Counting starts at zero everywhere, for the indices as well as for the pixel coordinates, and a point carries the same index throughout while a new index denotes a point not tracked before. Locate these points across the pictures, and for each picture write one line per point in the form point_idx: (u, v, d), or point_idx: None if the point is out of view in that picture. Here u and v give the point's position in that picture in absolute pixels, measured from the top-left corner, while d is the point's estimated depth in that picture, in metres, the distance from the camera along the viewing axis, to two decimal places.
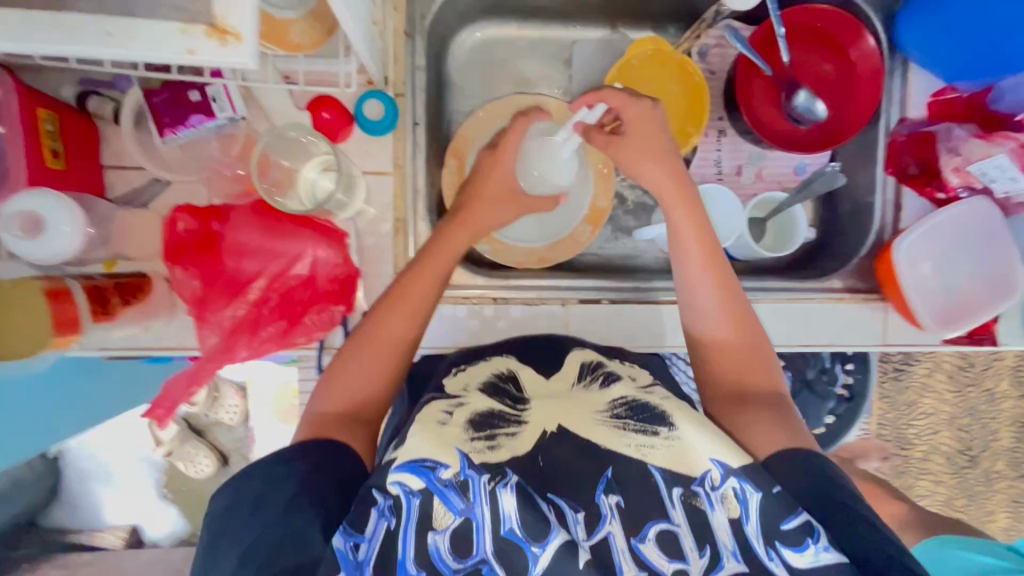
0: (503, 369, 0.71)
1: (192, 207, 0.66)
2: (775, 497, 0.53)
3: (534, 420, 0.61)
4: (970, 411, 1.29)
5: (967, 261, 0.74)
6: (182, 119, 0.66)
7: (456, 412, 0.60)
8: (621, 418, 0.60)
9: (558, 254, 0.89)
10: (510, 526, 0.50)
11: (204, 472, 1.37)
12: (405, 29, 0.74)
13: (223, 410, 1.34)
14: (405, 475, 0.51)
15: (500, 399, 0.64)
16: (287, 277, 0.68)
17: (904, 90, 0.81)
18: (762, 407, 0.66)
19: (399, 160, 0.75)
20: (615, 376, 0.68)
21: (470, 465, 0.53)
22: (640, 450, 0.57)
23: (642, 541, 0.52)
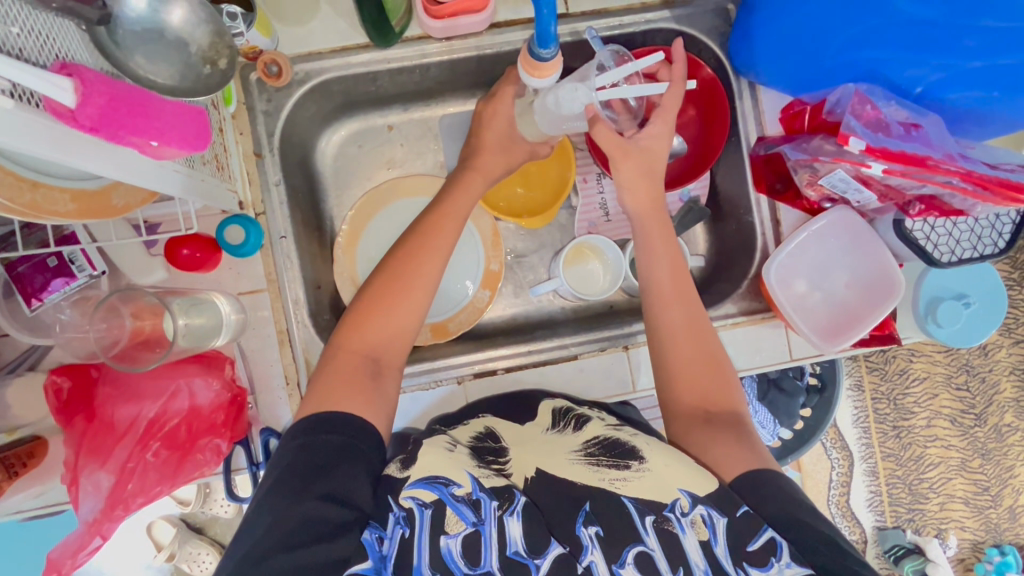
0: (480, 429, 0.72)
1: (66, 367, 0.69)
2: (740, 520, 0.54)
3: (517, 468, 0.64)
4: (964, 368, 1.27)
5: (841, 271, 0.75)
6: (44, 286, 0.67)
7: (459, 445, 0.65)
8: (594, 456, 0.63)
9: (459, 325, 0.89)
10: (515, 548, 0.53)
11: None
12: (254, 151, 0.77)
13: None
14: (418, 490, 0.56)
15: (482, 455, 0.66)
16: (165, 418, 0.70)
17: (757, 110, 0.81)
18: (723, 424, 0.65)
19: (271, 274, 0.78)
20: (585, 417, 0.71)
21: (481, 488, 0.57)
22: (613, 483, 0.59)
23: (622, 566, 0.53)
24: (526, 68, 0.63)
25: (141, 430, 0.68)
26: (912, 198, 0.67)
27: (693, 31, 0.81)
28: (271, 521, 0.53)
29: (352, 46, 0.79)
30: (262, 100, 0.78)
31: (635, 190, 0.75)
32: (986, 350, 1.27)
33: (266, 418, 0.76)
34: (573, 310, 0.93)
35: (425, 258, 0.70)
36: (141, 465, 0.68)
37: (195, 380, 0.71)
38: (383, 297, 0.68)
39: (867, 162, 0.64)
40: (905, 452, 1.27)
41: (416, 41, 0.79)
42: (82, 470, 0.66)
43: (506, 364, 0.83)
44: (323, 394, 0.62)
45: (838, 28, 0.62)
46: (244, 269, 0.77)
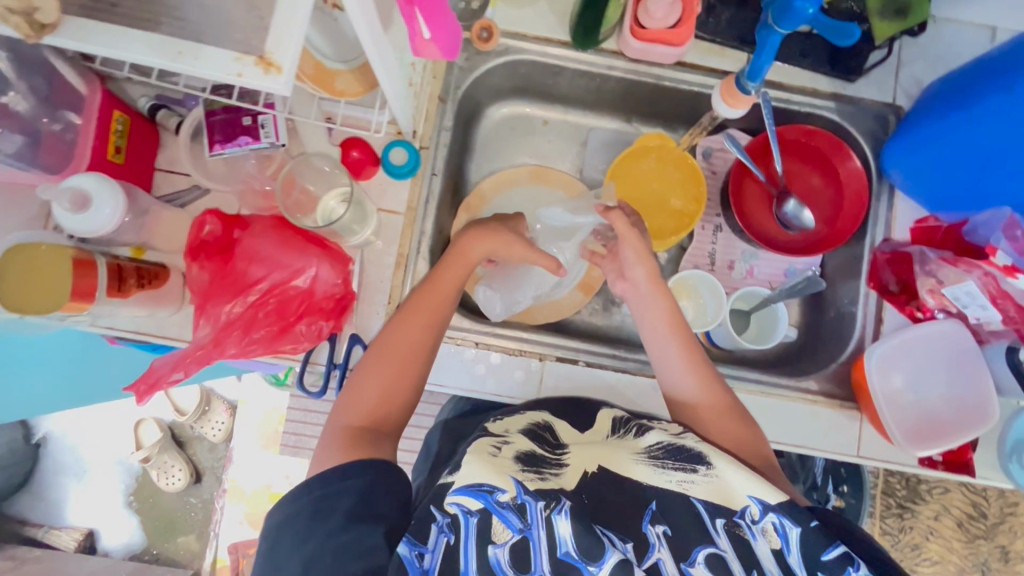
0: (540, 421, 0.74)
1: (220, 213, 0.74)
2: (813, 531, 0.56)
3: (575, 463, 0.65)
4: (980, 565, 1.27)
5: (939, 382, 0.76)
6: (232, 138, 0.74)
7: (504, 448, 0.65)
8: (658, 458, 0.64)
9: (547, 315, 0.92)
10: (566, 549, 0.53)
11: (175, 486, 1.45)
12: (439, 95, 0.85)
13: (209, 426, 1.46)
14: (462, 497, 0.57)
15: (539, 444, 0.68)
16: (287, 287, 0.73)
17: (890, 213, 0.86)
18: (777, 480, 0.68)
19: (412, 203, 0.83)
20: (647, 427, 0.70)
21: (525, 491, 0.58)
22: (683, 485, 0.61)
23: (692, 565, 0.53)
24: (723, 92, 0.70)
25: (264, 290, 0.72)
26: None
27: (853, 128, 0.88)
28: (314, 548, 0.56)
29: (554, 40, 0.87)
30: (462, 57, 0.87)
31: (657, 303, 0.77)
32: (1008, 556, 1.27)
33: (358, 325, 0.80)
34: None
35: (447, 274, 0.76)
36: (251, 318, 0.72)
37: (322, 266, 0.74)
38: (392, 341, 0.72)
39: (1014, 274, 0.71)
40: None
41: (609, 54, 0.88)
42: (206, 301, 0.71)
43: (590, 356, 0.86)
44: (355, 399, 0.69)
45: (1009, 158, 0.68)
46: (392, 189, 0.83)
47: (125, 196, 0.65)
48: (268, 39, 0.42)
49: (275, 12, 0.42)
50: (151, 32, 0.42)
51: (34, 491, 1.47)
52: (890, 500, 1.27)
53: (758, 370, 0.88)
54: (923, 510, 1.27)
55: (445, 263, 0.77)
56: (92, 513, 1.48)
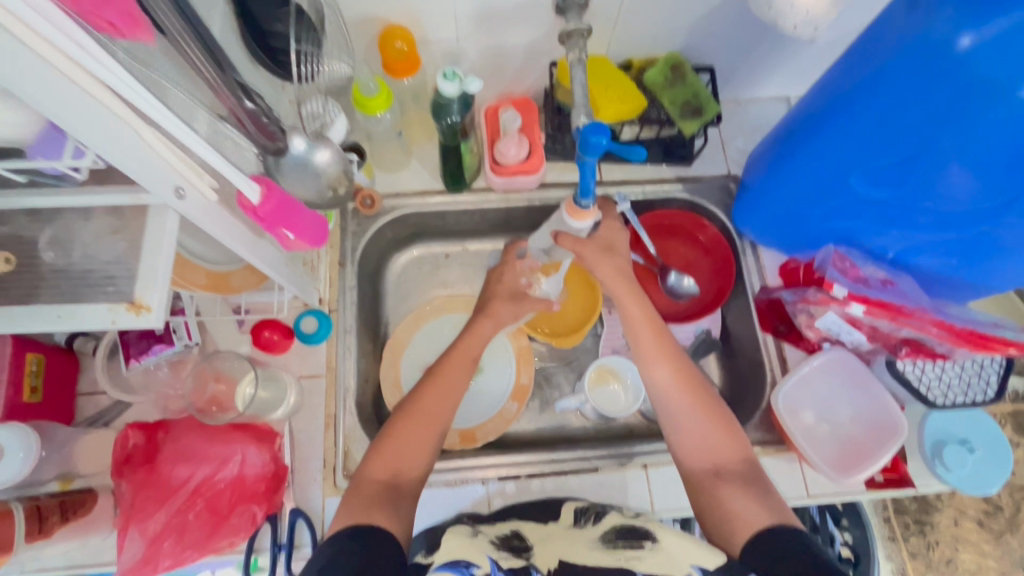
0: (507, 530, 0.71)
1: (141, 423, 0.77)
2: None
3: (542, 556, 0.63)
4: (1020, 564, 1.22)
5: (845, 406, 0.81)
6: (146, 349, 0.78)
7: (481, 536, 0.67)
8: (610, 540, 0.65)
9: (486, 433, 0.95)
10: None
11: None
12: (338, 260, 0.94)
13: None
14: (442, 574, 0.56)
15: (509, 542, 0.67)
16: (215, 480, 0.74)
17: (759, 264, 0.97)
18: (737, 480, 0.70)
19: (331, 362, 0.88)
20: (604, 512, 0.74)
21: (499, 569, 0.58)
22: (630, 560, 0.60)
23: None
24: (567, 209, 0.78)
25: (190, 489, 0.73)
26: (899, 340, 0.78)
27: (704, 201, 1.01)
28: None
29: (431, 190, 1.00)
30: (353, 223, 0.97)
31: (628, 306, 0.81)
32: None
33: (298, 498, 0.81)
34: (595, 430, 0.99)
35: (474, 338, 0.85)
36: (182, 524, 0.72)
37: (248, 449, 0.77)
38: (420, 415, 0.77)
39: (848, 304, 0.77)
40: None
41: (480, 191, 1.00)
42: (130, 521, 0.71)
43: (530, 468, 0.87)
44: (390, 456, 0.74)
45: (815, 204, 0.78)
46: (309, 356, 0.88)
47: (38, 437, 0.67)
48: (136, 286, 0.49)
49: (140, 263, 0.50)
50: (31, 305, 0.48)
51: None
52: (904, 518, 1.25)
53: None
54: (941, 521, 1.24)
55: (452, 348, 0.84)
56: None
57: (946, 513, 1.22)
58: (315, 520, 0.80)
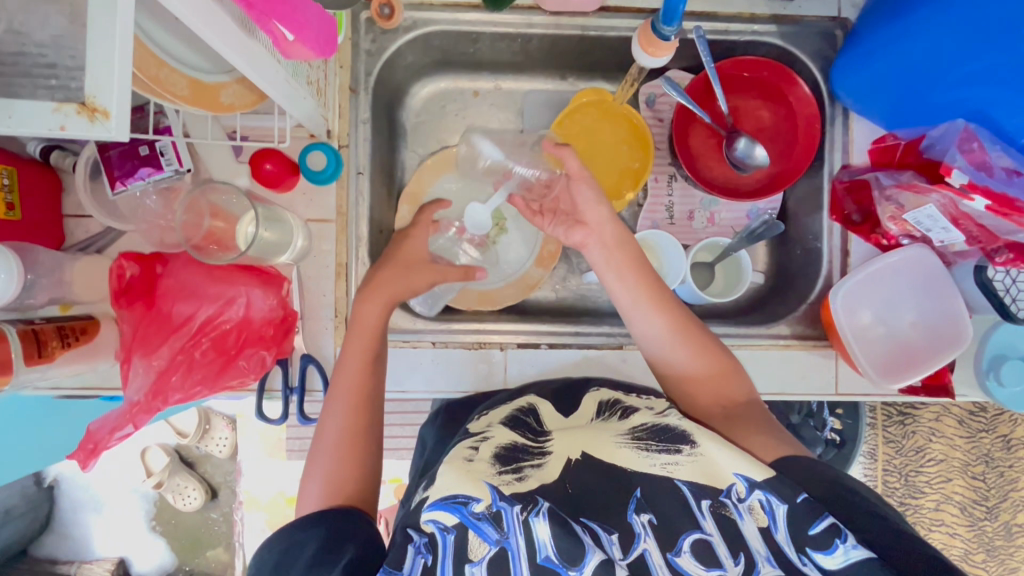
0: (524, 405, 0.74)
1: (136, 253, 0.69)
2: (801, 507, 0.53)
3: (558, 450, 0.63)
4: (984, 458, 1.28)
5: (909, 309, 0.73)
6: (132, 172, 0.69)
7: (481, 447, 0.64)
8: (643, 440, 0.61)
9: (504, 296, 0.88)
10: (546, 553, 0.51)
11: (193, 505, 1.46)
12: (349, 85, 0.79)
13: (215, 443, 1.46)
14: (437, 513, 0.55)
15: (522, 434, 0.67)
16: (221, 320, 0.70)
17: (846, 137, 0.81)
18: (745, 419, 0.67)
19: (342, 208, 0.79)
20: (631, 408, 0.69)
21: (499, 497, 0.55)
22: (666, 467, 0.57)
23: (678, 554, 0.51)
24: (641, 43, 0.63)
25: (195, 326, 0.69)
26: (1003, 243, 0.68)
27: (799, 51, 0.82)
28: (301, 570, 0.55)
29: (463, 5, 0.80)
30: (367, 39, 0.79)
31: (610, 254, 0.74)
32: (1009, 445, 1.29)
33: (309, 344, 0.77)
34: (620, 305, 0.93)
35: (411, 246, 0.81)
36: (188, 361, 0.68)
37: (254, 292, 0.72)
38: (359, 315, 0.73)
39: (969, 195, 0.66)
40: (910, 530, 1.30)
41: (525, 10, 0.81)
42: (133, 352, 0.67)
43: (551, 339, 0.83)
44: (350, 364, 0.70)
45: (948, 69, 0.63)
46: (317, 197, 0.78)
47: (20, 260, 0.61)
48: (84, 81, 0.37)
49: (86, 48, 0.37)
50: None
51: (57, 530, 1.49)
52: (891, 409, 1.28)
53: (728, 322, 0.85)
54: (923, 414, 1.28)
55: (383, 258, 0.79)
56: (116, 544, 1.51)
57: (928, 410, 1.26)
58: (326, 368, 0.78)
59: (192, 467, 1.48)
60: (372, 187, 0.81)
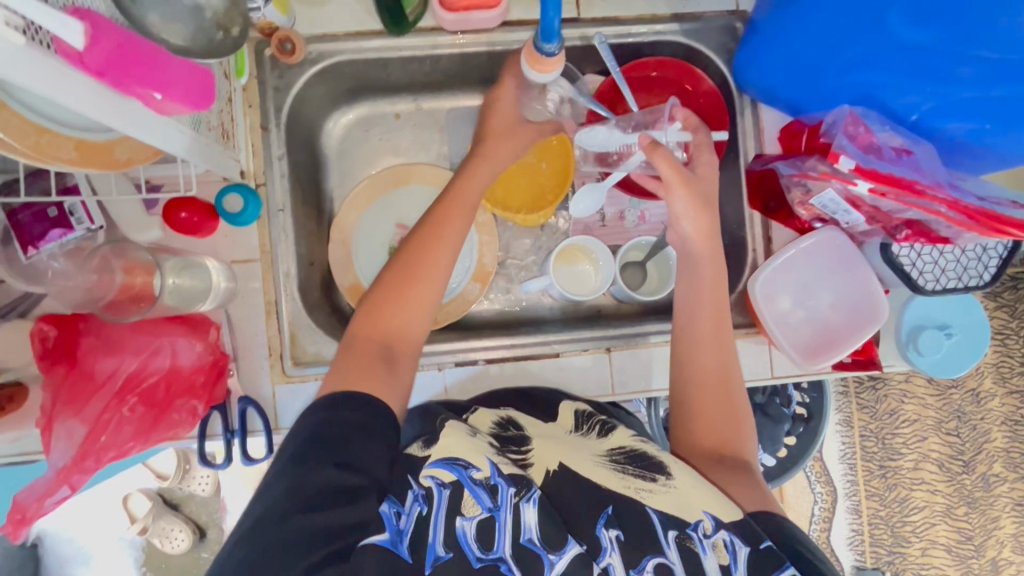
0: (501, 416, 0.74)
1: (53, 315, 0.69)
2: (764, 553, 0.57)
3: (540, 458, 0.67)
4: (956, 414, 1.32)
5: (828, 291, 0.75)
6: (42, 235, 0.68)
7: (480, 433, 0.67)
8: (620, 462, 0.66)
9: (449, 315, 0.89)
10: (529, 535, 0.57)
11: (181, 548, 1.35)
12: (261, 123, 0.79)
13: (195, 482, 1.37)
14: (437, 470, 0.61)
15: (506, 443, 0.69)
16: (145, 373, 0.70)
17: (757, 126, 0.83)
18: (736, 467, 0.68)
19: (265, 246, 0.79)
20: (611, 424, 0.74)
21: (498, 472, 0.61)
22: (639, 492, 0.62)
23: (639, 573, 0.57)
24: (528, 61, 0.64)
25: (118, 384, 0.69)
26: (900, 221, 0.68)
27: (701, 46, 0.83)
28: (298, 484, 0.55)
29: (366, 31, 0.81)
30: (274, 76, 0.80)
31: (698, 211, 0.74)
32: (979, 397, 1.33)
33: (245, 386, 0.78)
34: (561, 311, 0.93)
35: (475, 177, 0.76)
36: (116, 419, 0.68)
37: (178, 341, 0.72)
38: (409, 260, 0.70)
39: (853, 180, 0.66)
40: (889, 493, 1.32)
41: (429, 32, 0.81)
42: (55, 418, 0.66)
43: (488, 355, 0.85)
44: (393, 308, 0.69)
45: (835, 54, 0.64)
46: (240, 238, 0.78)
47: None
48: None
49: None
50: None
51: None
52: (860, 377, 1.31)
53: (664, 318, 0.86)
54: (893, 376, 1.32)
55: (446, 204, 0.74)
56: None
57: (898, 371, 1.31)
58: (266, 407, 0.78)
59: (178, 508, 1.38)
60: (297, 221, 0.82)
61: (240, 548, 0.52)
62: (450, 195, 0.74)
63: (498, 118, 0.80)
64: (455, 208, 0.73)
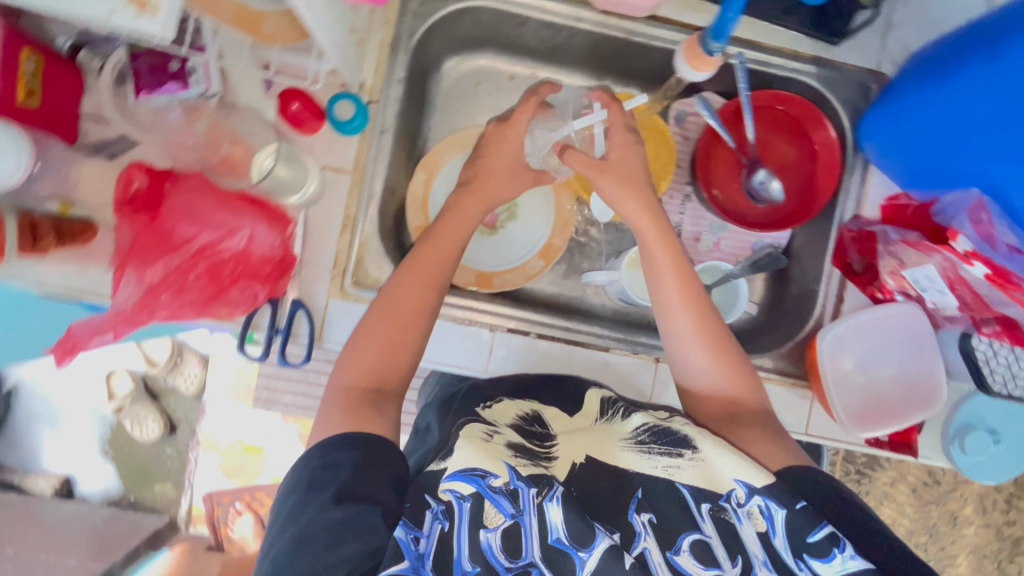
0: (528, 411, 0.74)
1: (147, 166, 0.69)
2: (798, 514, 0.58)
3: (564, 454, 0.66)
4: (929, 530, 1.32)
5: (890, 363, 0.75)
6: (158, 84, 0.67)
7: (495, 436, 0.66)
8: (645, 443, 0.66)
9: (505, 282, 0.89)
10: (557, 535, 0.57)
11: (149, 434, 1.77)
12: (390, 43, 0.79)
13: (184, 377, 1.77)
14: (455, 483, 0.59)
15: (528, 439, 0.68)
16: (218, 249, 0.69)
17: (861, 188, 0.83)
18: (752, 423, 0.71)
19: (360, 161, 0.79)
20: (633, 408, 0.72)
21: (517, 477, 0.60)
22: (668, 469, 0.63)
23: (677, 553, 0.58)
24: (686, 54, 0.64)
25: (192, 251, 0.68)
26: (994, 314, 0.71)
27: (831, 96, 0.84)
28: (305, 522, 0.56)
29: None
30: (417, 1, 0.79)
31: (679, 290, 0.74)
32: (956, 520, 1.33)
33: (302, 289, 0.78)
34: (614, 311, 0.94)
35: (467, 199, 0.78)
36: (181, 283, 0.68)
37: (257, 227, 0.71)
38: (389, 304, 0.71)
39: (971, 261, 0.69)
40: None
41: (576, 2, 0.81)
42: (128, 263, 0.66)
43: (542, 328, 0.85)
44: (368, 351, 0.70)
45: (969, 139, 0.64)
46: (339, 146, 0.78)
47: (31, 145, 0.60)
48: None
49: None
50: None
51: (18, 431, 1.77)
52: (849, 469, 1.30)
53: None
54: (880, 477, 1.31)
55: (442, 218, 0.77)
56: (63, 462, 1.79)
57: (886, 473, 1.30)
58: (316, 316, 0.78)
59: (157, 398, 1.78)
60: (394, 148, 0.81)
61: None
62: (436, 227, 0.77)
63: (501, 156, 0.80)
64: (453, 233, 0.77)
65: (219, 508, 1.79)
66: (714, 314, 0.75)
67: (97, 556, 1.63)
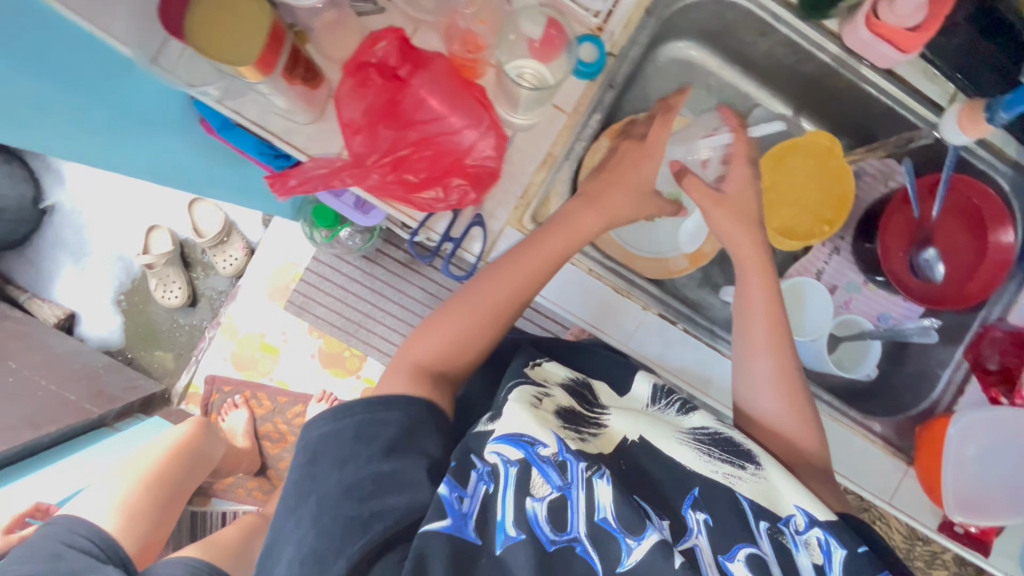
0: (580, 380, 0.78)
1: (400, 37, 0.67)
2: (859, 557, 0.60)
3: (613, 427, 0.69)
4: None
5: (1001, 464, 0.79)
6: None
7: (545, 400, 0.68)
8: (702, 445, 0.69)
9: (649, 267, 0.91)
10: (604, 515, 0.57)
11: (172, 298, 1.71)
12: (647, 6, 0.79)
13: (223, 256, 1.73)
14: (502, 446, 0.59)
15: (578, 401, 0.72)
16: (445, 141, 0.68)
17: (1013, 296, 0.86)
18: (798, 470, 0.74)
19: (580, 106, 0.78)
20: (691, 406, 0.75)
21: (567, 450, 0.61)
22: (729, 478, 0.65)
23: (730, 560, 0.59)
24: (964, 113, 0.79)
25: (424, 136, 0.68)
26: None
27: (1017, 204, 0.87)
28: (348, 470, 0.58)
29: None
30: None
31: (756, 328, 0.78)
32: None
33: (485, 208, 0.77)
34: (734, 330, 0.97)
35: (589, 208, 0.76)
36: (405, 159, 0.68)
37: (489, 133, 0.68)
38: (467, 302, 0.73)
39: None
40: None
41: (827, 32, 0.82)
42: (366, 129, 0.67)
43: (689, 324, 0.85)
44: (441, 337, 0.72)
45: None
46: (568, 84, 0.77)
47: None
48: None
49: None
50: None
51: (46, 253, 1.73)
52: None
53: (831, 395, 0.89)
54: None
55: (548, 228, 0.73)
56: (75, 297, 1.74)
57: None
58: (489, 237, 0.78)
59: (188, 267, 1.74)
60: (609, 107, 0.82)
61: (303, 532, 0.55)
62: (550, 217, 0.74)
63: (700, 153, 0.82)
64: (541, 254, 0.72)
65: (217, 394, 1.69)
66: (792, 357, 0.78)
67: (97, 401, 1.45)
